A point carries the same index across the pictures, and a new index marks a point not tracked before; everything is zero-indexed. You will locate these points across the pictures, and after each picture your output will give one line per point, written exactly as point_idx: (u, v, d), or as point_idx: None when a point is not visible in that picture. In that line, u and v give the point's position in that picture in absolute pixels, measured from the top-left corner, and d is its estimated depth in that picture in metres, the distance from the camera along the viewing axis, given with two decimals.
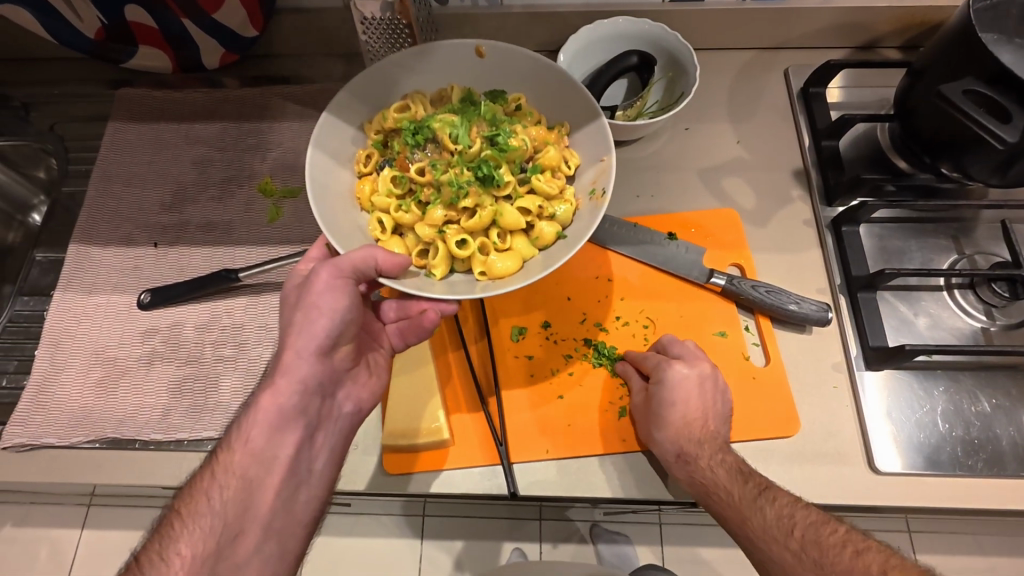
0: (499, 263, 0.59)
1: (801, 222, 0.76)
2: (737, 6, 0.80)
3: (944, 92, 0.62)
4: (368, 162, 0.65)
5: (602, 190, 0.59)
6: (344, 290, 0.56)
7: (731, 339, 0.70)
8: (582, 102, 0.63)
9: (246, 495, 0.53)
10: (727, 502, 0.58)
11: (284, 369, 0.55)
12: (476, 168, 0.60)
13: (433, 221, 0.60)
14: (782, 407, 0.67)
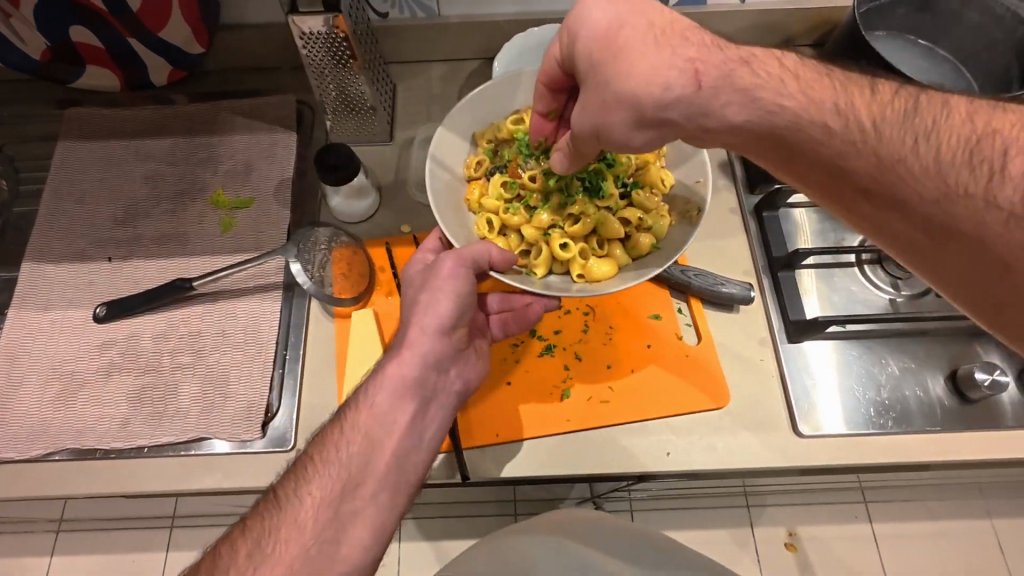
0: (598, 266, 0.67)
1: (728, 210, 0.82)
2: None
3: None
4: (477, 167, 0.74)
5: (699, 209, 0.66)
6: (465, 278, 0.62)
7: (665, 322, 0.74)
8: None
9: (369, 451, 0.55)
10: (819, 147, 0.48)
11: (409, 343, 0.59)
12: (586, 180, 0.70)
13: (540, 225, 0.70)
14: (713, 382, 0.71)
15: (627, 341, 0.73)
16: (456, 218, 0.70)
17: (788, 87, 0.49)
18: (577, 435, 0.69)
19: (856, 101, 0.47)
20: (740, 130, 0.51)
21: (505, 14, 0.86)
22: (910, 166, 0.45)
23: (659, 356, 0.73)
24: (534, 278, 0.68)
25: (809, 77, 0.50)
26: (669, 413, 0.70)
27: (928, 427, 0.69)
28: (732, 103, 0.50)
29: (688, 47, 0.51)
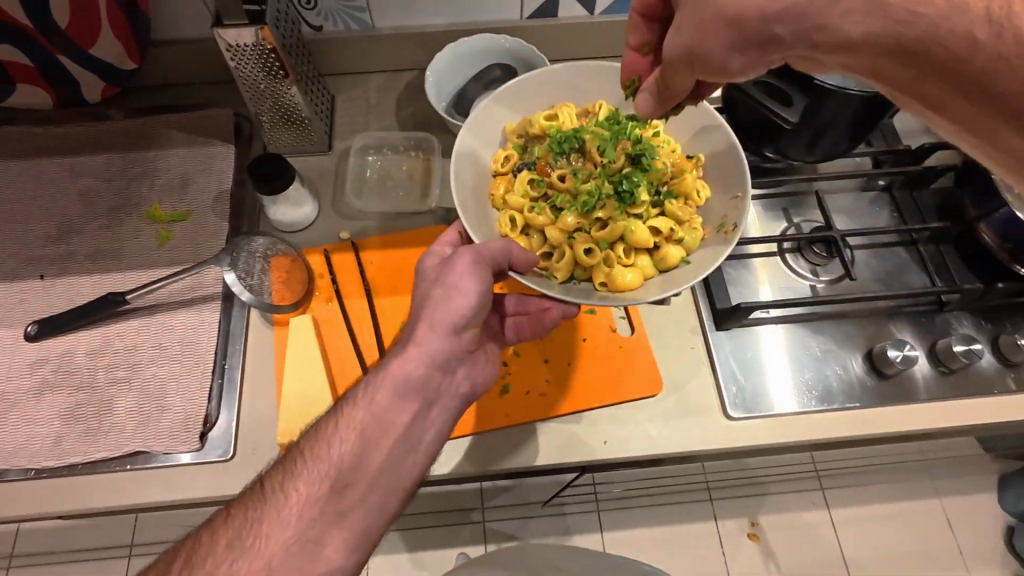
0: (623, 276, 0.67)
1: None
2: (585, 20, 0.90)
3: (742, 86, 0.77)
4: (506, 163, 0.76)
5: (732, 225, 0.67)
6: (479, 275, 0.62)
7: (599, 315, 0.79)
8: (719, 135, 0.73)
9: (362, 450, 0.56)
10: (960, 61, 0.38)
11: (415, 341, 0.59)
12: (619, 186, 0.71)
13: (565, 228, 0.71)
14: (647, 369, 0.74)
15: (563, 337, 0.77)
16: (479, 215, 0.72)
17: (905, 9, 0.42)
18: (517, 428, 0.71)
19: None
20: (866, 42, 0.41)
21: (437, 25, 0.89)
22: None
23: (593, 349, 0.76)
24: (554, 282, 0.69)
25: None
26: (605, 403, 0.72)
27: (847, 403, 0.72)
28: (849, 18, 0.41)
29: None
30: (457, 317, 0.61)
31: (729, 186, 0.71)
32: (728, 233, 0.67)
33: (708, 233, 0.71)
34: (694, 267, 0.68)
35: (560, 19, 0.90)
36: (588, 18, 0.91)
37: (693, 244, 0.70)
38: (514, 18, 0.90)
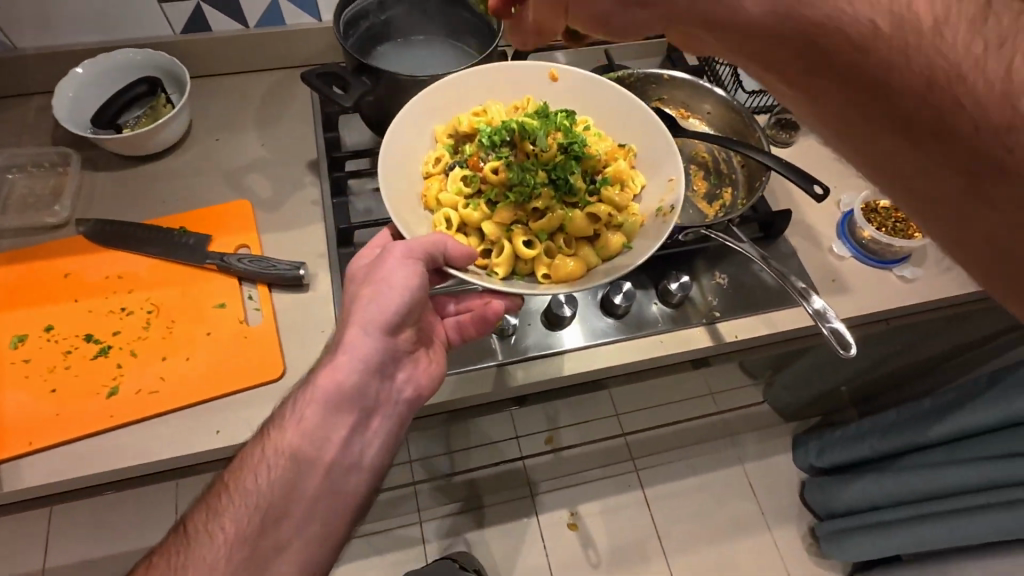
0: (562, 266, 0.71)
1: (310, 202, 0.89)
2: (241, 32, 0.94)
3: (322, 72, 0.73)
4: (438, 164, 0.78)
5: (670, 207, 0.72)
6: (413, 269, 0.66)
7: (229, 309, 0.78)
8: (647, 126, 0.80)
9: (295, 478, 0.62)
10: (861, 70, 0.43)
11: (345, 347, 0.64)
12: (553, 174, 0.75)
13: (502, 221, 0.75)
14: (270, 354, 0.75)
15: (184, 332, 0.76)
16: (414, 218, 0.73)
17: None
18: (122, 428, 0.70)
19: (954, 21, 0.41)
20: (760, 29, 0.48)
21: (88, 43, 0.91)
22: (967, 80, 0.39)
23: (215, 343, 0.75)
24: (496, 277, 0.72)
25: None
26: (221, 391, 0.73)
27: (462, 367, 0.78)
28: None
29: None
30: (387, 319, 0.66)
31: (659, 172, 0.77)
32: (667, 216, 0.71)
33: (646, 217, 0.76)
34: (633, 254, 0.71)
35: (215, 32, 0.94)
36: (244, 30, 0.95)
37: (635, 231, 0.74)
38: (167, 33, 0.93)
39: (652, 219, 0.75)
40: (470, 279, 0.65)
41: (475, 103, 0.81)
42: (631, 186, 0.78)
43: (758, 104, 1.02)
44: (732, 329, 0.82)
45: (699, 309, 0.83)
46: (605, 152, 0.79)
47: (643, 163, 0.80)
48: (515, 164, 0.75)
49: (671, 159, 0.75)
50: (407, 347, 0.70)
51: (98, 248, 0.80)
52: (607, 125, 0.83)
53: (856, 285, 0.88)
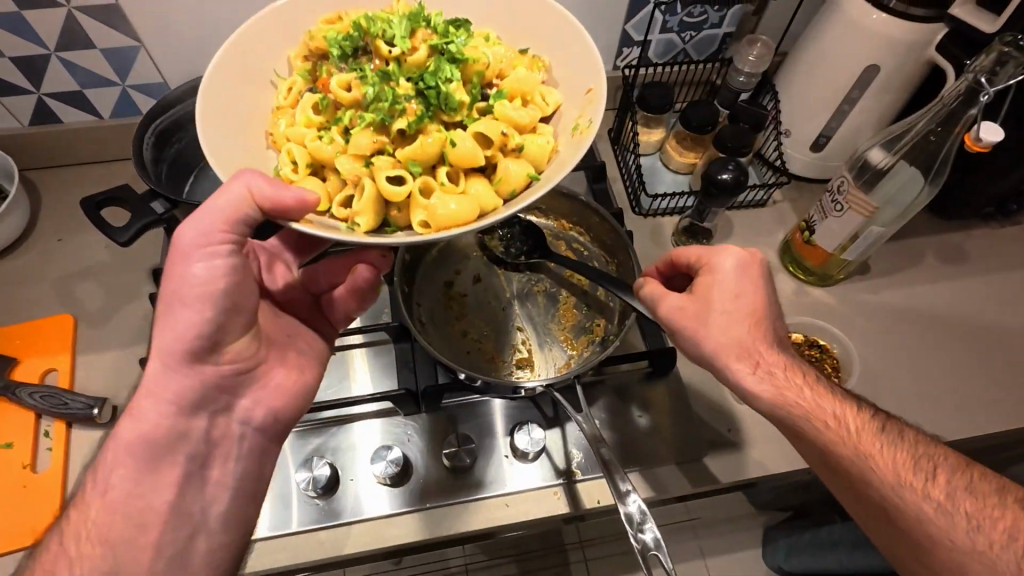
0: (445, 210, 0.48)
1: (140, 315, 0.81)
2: (96, 124, 0.88)
3: (100, 199, 0.64)
4: (290, 94, 0.56)
5: (590, 122, 0.51)
6: (215, 269, 0.53)
7: (15, 450, 0.70)
8: (559, 29, 0.58)
9: (115, 548, 0.49)
10: (832, 449, 0.53)
11: (150, 385, 0.54)
12: (424, 81, 0.52)
13: (359, 154, 0.51)
14: (48, 508, 0.67)
15: None
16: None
17: (721, 336, 0.56)
18: None
19: (840, 411, 0.55)
20: (766, 410, 0.55)
21: None
22: (897, 496, 0.51)
23: None
24: (355, 233, 0.49)
25: (791, 373, 0.55)
26: None
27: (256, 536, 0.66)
28: (752, 379, 0.55)
29: (762, 343, 0.56)
30: (191, 340, 0.53)
31: (571, 88, 0.56)
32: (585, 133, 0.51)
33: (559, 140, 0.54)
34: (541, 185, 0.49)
35: (67, 123, 0.88)
36: (100, 121, 0.88)
37: (541, 159, 0.53)
38: (16, 126, 0.87)
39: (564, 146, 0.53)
40: (308, 232, 0.45)
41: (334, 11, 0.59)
42: (539, 105, 0.56)
43: (668, 206, 0.92)
44: (593, 494, 0.71)
45: (556, 466, 0.72)
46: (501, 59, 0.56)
47: (559, 74, 0.58)
48: (371, 75, 0.53)
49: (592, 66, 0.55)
50: (244, 366, 0.59)
51: None
52: (512, 38, 0.60)
53: (755, 438, 0.75)
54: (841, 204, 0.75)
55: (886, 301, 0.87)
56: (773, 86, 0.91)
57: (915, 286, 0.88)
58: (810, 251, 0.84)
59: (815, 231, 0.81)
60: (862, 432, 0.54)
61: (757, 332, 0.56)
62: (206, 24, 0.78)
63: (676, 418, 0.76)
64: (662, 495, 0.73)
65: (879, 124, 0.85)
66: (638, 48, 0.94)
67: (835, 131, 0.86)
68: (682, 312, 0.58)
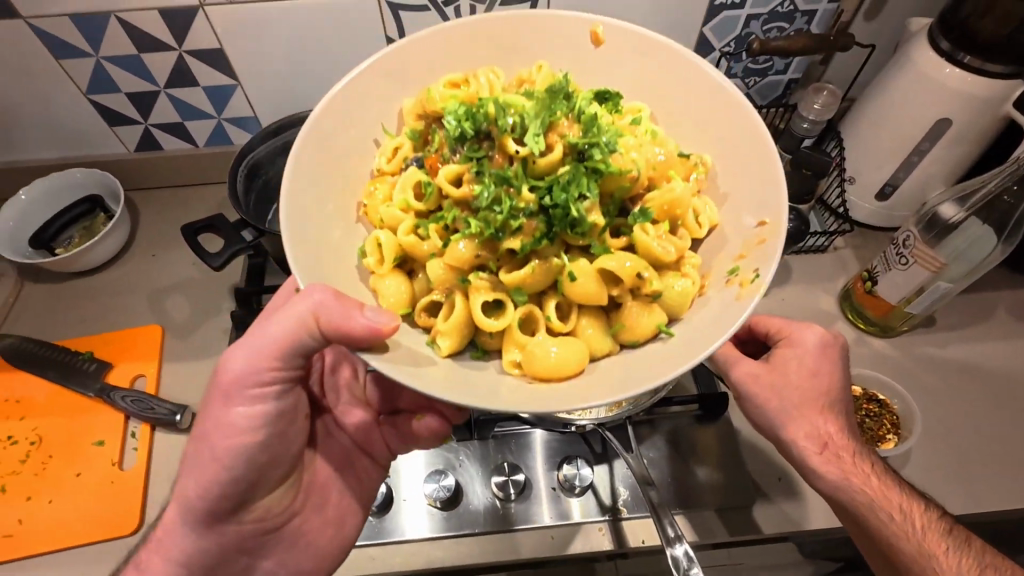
0: (550, 358, 0.45)
1: (220, 329, 0.87)
2: (192, 151, 0.96)
3: (198, 226, 0.71)
4: (394, 157, 0.56)
5: (753, 276, 0.45)
6: (246, 420, 0.57)
7: (106, 447, 0.76)
8: (739, 129, 0.52)
9: None
10: (897, 546, 0.56)
11: (172, 523, 0.59)
12: (552, 199, 0.48)
13: (456, 262, 0.49)
14: (131, 503, 0.73)
15: (56, 471, 0.75)
16: (338, 259, 0.51)
17: (793, 410, 0.59)
18: None
19: (909, 511, 0.57)
20: (835, 491, 0.58)
21: (50, 158, 0.96)
22: None
23: (81, 485, 0.74)
24: (436, 354, 0.47)
25: (863, 467, 0.58)
26: (76, 541, 0.71)
27: None
28: (829, 470, 0.58)
29: (831, 423, 0.59)
30: (212, 496, 0.58)
31: (741, 216, 0.51)
32: (755, 288, 0.44)
33: (710, 276, 0.51)
34: (669, 348, 0.46)
35: (167, 150, 0.96)
36: (196, 149, 0.97)
37: (681, 305, 0.49)
38: (124, 152, 0.96)
39: (712, 290, 0.49)
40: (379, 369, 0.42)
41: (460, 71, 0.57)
42: (691, 226, 0.53)
43: None
44: (638, 533, 0.71)
45: (602, 503, 0.73)
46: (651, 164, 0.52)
47: (725, 185, 0.53)
48: (488, 175, 0.49)
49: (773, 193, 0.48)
50: (276, 503, 0.65)
51: (5, 368, 0.82)
52: (670, 125, 0.57)
53: (808, 490, 0.74)
54: (907, 258, 0.75)
55: (953, 357, 0.84)
56: (839, 134, 0.90)
57: (985, 341, 0.85)
58: (871, 301, 0.82)
59: (877, 282, 0.80)
60: (930, 539, 0.57)
61: (826, 411, 0.59)
62: (295, 65, 0.84)
63: (725, 462, 0.75)
64: (707, 540, 0.73)
65: (951, 176, 0.83)
66: None
67: (903, 180, 0.85)
68: (757, 380, 0.60)
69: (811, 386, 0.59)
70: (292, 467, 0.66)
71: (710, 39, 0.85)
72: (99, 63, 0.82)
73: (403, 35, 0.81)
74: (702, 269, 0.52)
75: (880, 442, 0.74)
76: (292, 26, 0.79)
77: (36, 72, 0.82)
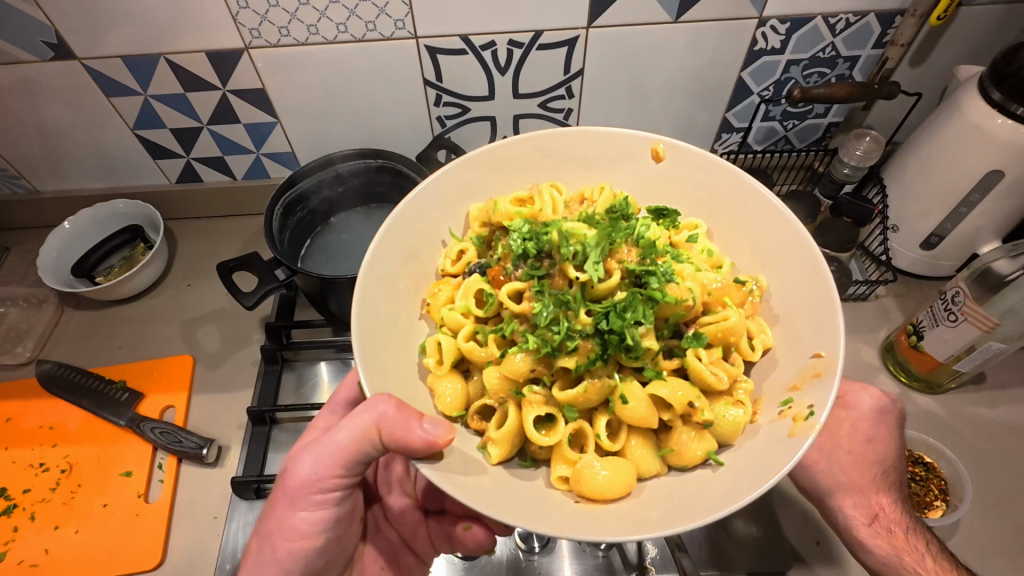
0: (599, 479, 0.46)
1: (249, 362, 0.88)
2: (230, 184, 0.99)
3: (233, 262, 0.72)
4: (458, 260, 0.59)
5: (806, 412, 0.45)
6: (309, 520, 0.57)
7: (133, 478, 0.77)
8: (793, 257, 0.53)
9: None
10: None
11: None
12: (607, 327, 0.48)
13: (512, 374, 0.51)
14: (155, 537, 0.73)
15: (85, 500, 0.76)
16: (400, 358, 0.53)
17: (842, 476, 0.60)
18: None
19: None
20: (885, 565, 0.59)
21: (95, 188, 0.99)
22: None
23: (107, 516, 0.75)
24: (487, 461, 0.48)
25: (916, 542, 0.59)
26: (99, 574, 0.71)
27: None
28: (879, 544, 0.59)
29: (883, 495, 0.60)
30: None
31: (797, 347, 0.51)
32: (807, 427, 0.44)
33: (761, 403, 0.51)
34: (718, 480, 0.46)
35: (206, 183, 0.98)
36: (234, 182, 0.99)
37: (731, 433, 0.49)
38: (165, 183, 0.99)
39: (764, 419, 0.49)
40: (439, 484, 0.44)
41: (527, 186, 0.62)
42: (744, 350, 0.53)
43: None
44: None
45: (629, 560, 0.70)
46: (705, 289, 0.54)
47: (778, 306, 0.54)
48: (548, 295, 0.51)
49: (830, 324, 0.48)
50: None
51: (42, 394, 0.84)
52: (725, 242, 0.59)
53: (849, 559, 0.71)
54: (956, 315, 0.71)
55: (1004, 419, 0.79)
56: (881, 180, 0.87)
57: None
58: (916, 356, 0.79)
59: (923, 337, 0.77)
60: None
61: (878, 484, 0.60)
62: (333, 104, 0.86)
63: (761, 518, 0.72)
64: None
65: (1002, 228, 0.79)
66: (738, 134, 0.93)
67: (950, 231, 0.82)
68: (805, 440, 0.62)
69: (866, 457, 0.60)
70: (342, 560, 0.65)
71: (749, 84, 0.84)
72: (147, 100, 0.84)
73: (439, 76, 0.82)
74: (753, 395, 0.52)
75: (926, 509, 0.71)
76: (332, 68, 0.80)
77: (87, 108, 0.85)
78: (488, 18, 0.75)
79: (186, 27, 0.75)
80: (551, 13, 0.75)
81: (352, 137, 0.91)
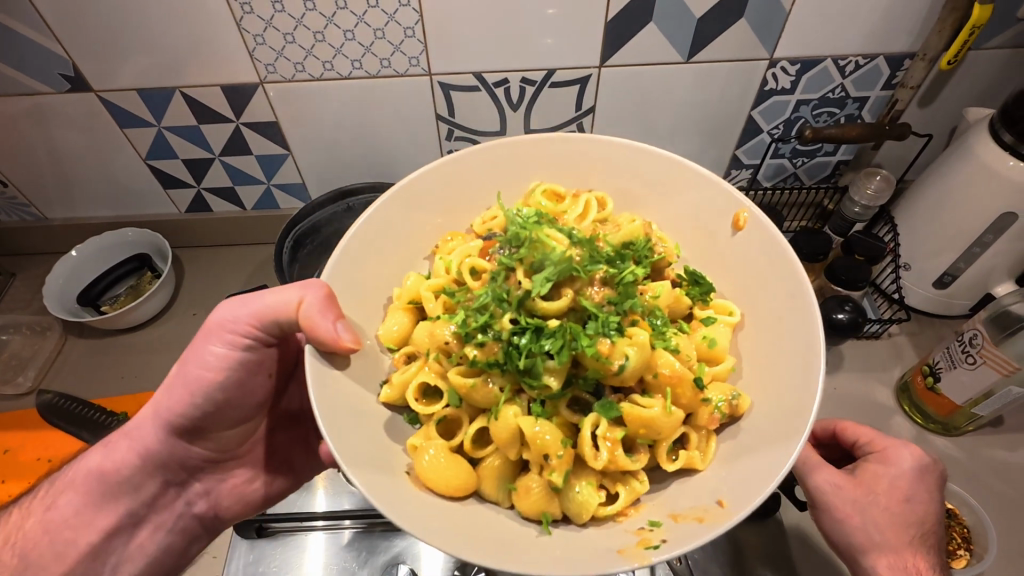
0: (426, 465, 0.48)
1: None
2: (240, 214, 0.99)
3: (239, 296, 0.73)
4: (485, 226, 0.61)
5: (653, 543, 0.44)
6: (223, 358, 0.59)
7: None
8: (787, 382, 0.49)
9: None
10: None
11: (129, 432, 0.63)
12: (516, 338, 0.49)
13: (439, 340, 0.52)
14: None
15: None
16: (379, 279, 0.57)
17: (876, 534, 0.57)
18: None
19: None
20: None
21: (103, 216, 0.99)
22: None
23: None
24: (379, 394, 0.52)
25: None
26: None
27: None
28: None
29: (920, 558, 0.57)
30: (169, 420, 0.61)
31: (717, 483, 0.47)
32: (639, 555, 0.43)
33: (639, 510, 0.49)
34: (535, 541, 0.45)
35: (215, 212, 0.98)
36: (243, 212, 0.99)
37: (579, 513, 0.47)
38: (175, 212, 0.99)
39: (621, 524, 0.47)
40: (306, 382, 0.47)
41: (572, 191, 0.62)
42: (664, 455, 0.51)
43: None
44: None
45: None
46: (654, 366, 0.51)
47: (746, 429, 0.50)
48: (494, 284, 0.52)
49: (755, 487, 0.44)
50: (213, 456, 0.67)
51: (42, 424, 0.83)
52: (753, 338, 0.55)
53: None
54: (974, 357, 0.71)
55: None
56: (892, 219, 0.87)
57: None
58: (933, 398, 0.78)
59: (940, 378, 0.76)
60: None
61: (914, 546, 0.58)
62: (345, 138, 0.86)
63: (775, 565, 0.71)
64: None
65: (1016, 268, 0.79)
66: (748, 170, 0.93)
67: (964, 271, 0.81)
68: (840, 492, 0.58)
69: (907, 522, 0.58)
70: (250, 416, 0.68)
71: (759, 122, 0.85)
72: (161, 132, 0.85)
73: (451, 112, 0.82)
74: (640, 499, 0.50)
75: (950, 558, 0.69)
76: (345, 101, 0.81)
77: (101, 138, 0.85)
78: (503, 56, 0.76)
79: (201, 61, 0.76)
80: (564, 53, 0.76)
81: (363, 169, 0.91)
